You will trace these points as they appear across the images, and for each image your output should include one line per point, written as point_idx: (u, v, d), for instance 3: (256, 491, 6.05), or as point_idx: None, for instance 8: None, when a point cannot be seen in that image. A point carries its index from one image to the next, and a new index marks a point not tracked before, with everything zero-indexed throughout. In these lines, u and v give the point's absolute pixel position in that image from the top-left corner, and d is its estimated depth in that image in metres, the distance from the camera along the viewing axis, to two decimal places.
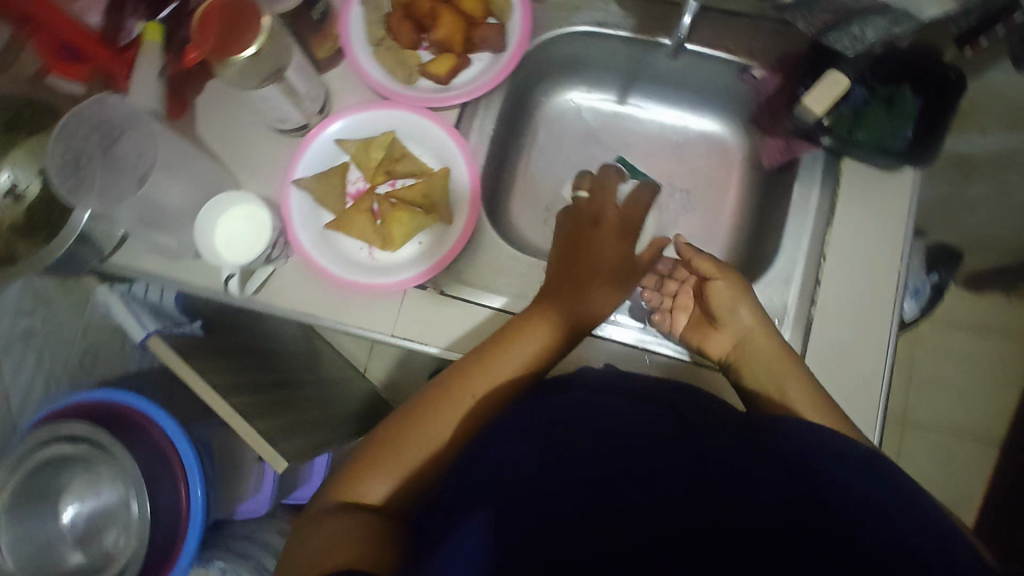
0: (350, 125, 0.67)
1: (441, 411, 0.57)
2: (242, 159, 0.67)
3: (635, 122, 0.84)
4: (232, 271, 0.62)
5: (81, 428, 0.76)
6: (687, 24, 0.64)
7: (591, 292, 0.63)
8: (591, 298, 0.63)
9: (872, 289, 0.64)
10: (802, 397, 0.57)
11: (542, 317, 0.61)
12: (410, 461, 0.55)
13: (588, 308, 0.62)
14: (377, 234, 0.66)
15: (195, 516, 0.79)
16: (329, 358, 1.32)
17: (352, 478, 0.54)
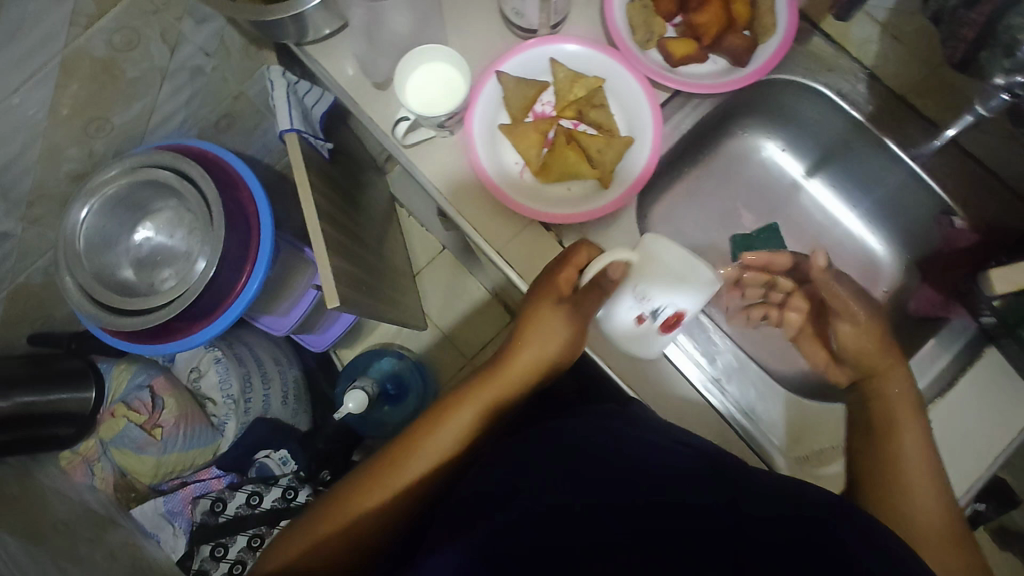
0: (570, 53, 0.68)
1: (388, 469, 0.62)
2: (465, 29, 0.69)
3: (808, 202, 0.82)
4: (406, 115, 0.63)
5: (195, 173, 0.80)
6: (949, 135, 0.64)
7: (550, 353, 0.64)
8: (552, 354, 0.64)
9: (948, 474, 0.61)
10: (916, 447, 0.58)
11: (498, 379, 0.65)
12: (357, 522, 0.60)
13: (551, 361, 0.65)
14: (537, 159, 0.67)
15: (240, 303, 0.81)
16: (397, 243, 1.35)
17: (293, 539, 0.60)
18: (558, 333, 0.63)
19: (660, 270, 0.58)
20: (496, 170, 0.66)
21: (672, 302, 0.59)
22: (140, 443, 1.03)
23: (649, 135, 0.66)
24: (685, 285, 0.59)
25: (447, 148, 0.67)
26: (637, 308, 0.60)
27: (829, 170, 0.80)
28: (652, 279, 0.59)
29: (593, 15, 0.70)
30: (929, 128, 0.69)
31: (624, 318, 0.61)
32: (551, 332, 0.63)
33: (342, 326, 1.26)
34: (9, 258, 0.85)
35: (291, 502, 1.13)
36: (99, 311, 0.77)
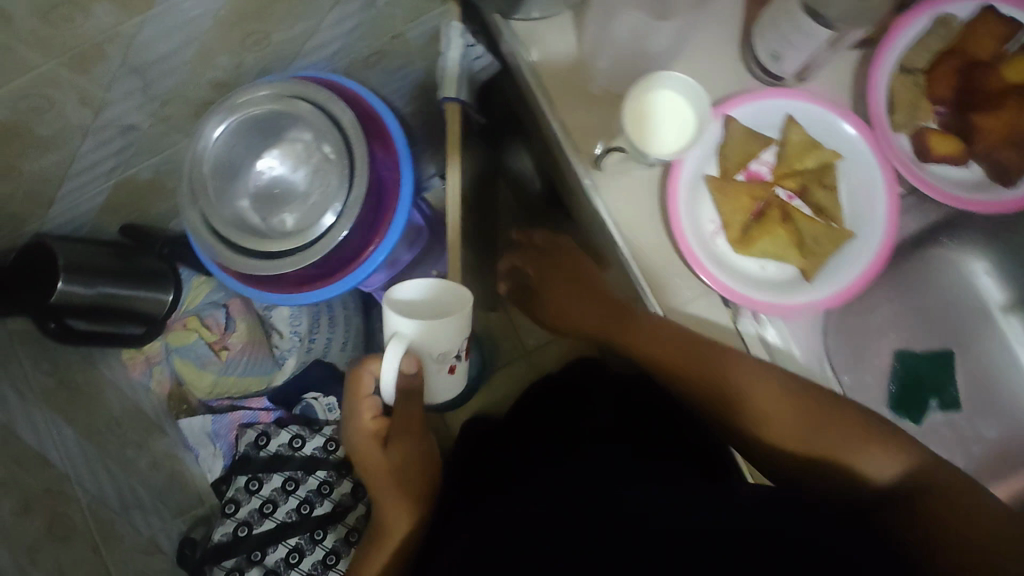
0: (814, 115, 0.58)
1: None
2: (701, 52, 0.59)
3: (993, 340, 0.73)
4: (620, 147, 0.54)
5: (346, 119, 0.74)
6: None
7: (394, 454, 0.66)
8: (397, 454, 0.66)
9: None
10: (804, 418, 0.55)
11: (388, 500, 0.67)
12: None
13: (409, 459, 0.68)
14: (740, 227, 0.57)
15: (362, 270, 0.76)
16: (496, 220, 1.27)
17: None
18: (387, 456, 0.66)
19: (422, 316, 0.58)
20: (688, 226, 0.57)
21: (459, 338, 0.60)
22: (204, 360, 1.04)
23: (879, 234, 0.56)
24: (442, 311, 0.59)
25: (642, 184, 0.59)
26: (443, 363, 0.62)
27: None
28: (432, 338, 0.58)
29: (851, 76, 0.59)
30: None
31: (438, 376, 0.64)
32: (394, 457, 0.67)
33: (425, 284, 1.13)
34: (127, 150, 0.79)
35: (330, 455, 1.05)
36: (222, 248, 0.72)
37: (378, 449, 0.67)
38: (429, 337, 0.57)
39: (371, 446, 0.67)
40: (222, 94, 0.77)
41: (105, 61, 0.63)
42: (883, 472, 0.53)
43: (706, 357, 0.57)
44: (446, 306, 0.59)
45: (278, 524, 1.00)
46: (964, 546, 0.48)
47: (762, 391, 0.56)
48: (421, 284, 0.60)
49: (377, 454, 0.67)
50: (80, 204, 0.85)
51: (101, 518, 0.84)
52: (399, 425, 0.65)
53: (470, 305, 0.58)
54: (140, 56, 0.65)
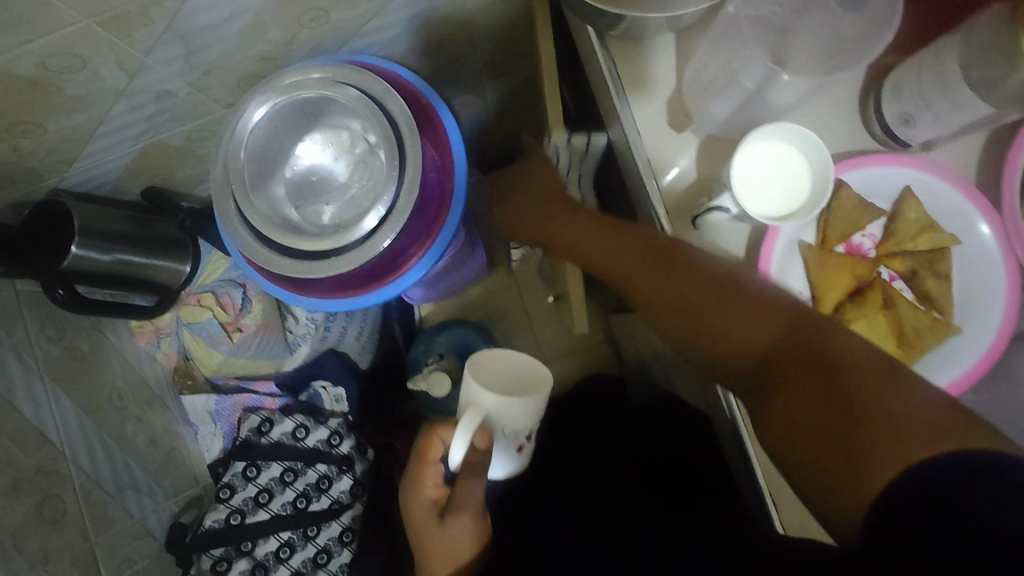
0: (937, 193, 0.51)
1: None
2: (819, 103, 0.52)
3: None
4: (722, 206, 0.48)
5: (401, 114, 0.68)
6: None
7: (448, 530, 0.59)
8: (450, 532, 0.59)
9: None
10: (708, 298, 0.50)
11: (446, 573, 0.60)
12: None
13: (457, 536, 0.59)
14: (833, 305, 0.51)
15: (401, 280, 0.71)
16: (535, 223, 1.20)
17: None
18: (447, 534, 0.59)
19: (497, 385, 0.59)
20: None
21: (531, 420, 0.60)
22: (215, 339, 0.99)
23: (992, 335, 0.50)
24: (519, 383, 0.59)
25: (731, 243, 0.53)
26: (513, 441, 0.61)
27: None
28: (511, 416, 0.58)
29: (984, 150, 0.52)
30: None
31: (506, 454, 0.62)
32: (451, 540, 0.59)
33: (457, 278, 1.08)
34: (159, 115, 0.73)
35: (333, 450, 0.99)
36: (255, 241, 0.66)
37: (436, 527, 0.59)
38: (504, 412, 0.58)
39: (433, 526, 0.60)
40: (270, 69, 0.71)
41: (149, 25, 0.57)
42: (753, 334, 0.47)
43: (621, 267, 0.56)
44: (523, 384, 0.59)
45: (272, 516, 0.95)
46: (822, 418, 0.41)
47: (631, 265, 0.55)
48: (500, 356, 0.62)
49: (443, 535, 0.59)
50: (103, 163, 0.79)
51: (92, 497, 0.80)
52: (461, 496, 0.59)
53: (544, 385, 0.59)
54: (187, 23, 0.58)
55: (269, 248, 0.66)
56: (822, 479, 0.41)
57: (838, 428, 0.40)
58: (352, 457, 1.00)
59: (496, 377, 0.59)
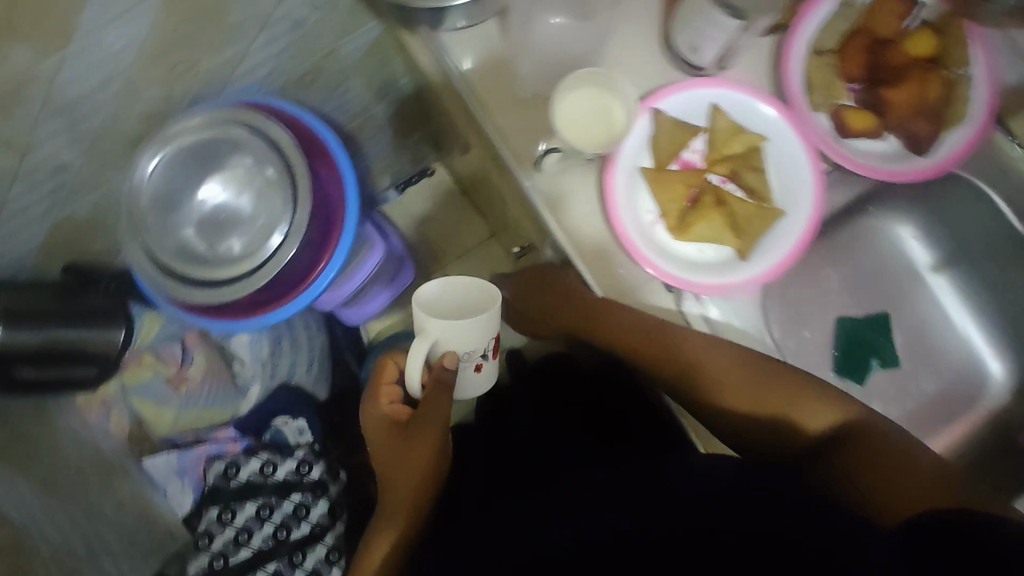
0: (738, 102, 0.60)
1: None
2: (627, 51, 0.61)
3: (926, 297, 0.76)
4: (558, 147, 0.57)
5: (284, 139, 0.74)
6: None
7: (411, 441, 0.63)
8: (411, 444, 0.63)
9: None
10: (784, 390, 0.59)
11: (404, 489, 0.63)
12: None
13: (413, 452, 0.63)
14: (678, 215, 0.60)
15: (315, 287, 0.75)
16: (453, 227, 1.28)
17: None
18: (406, 447, 0.63)
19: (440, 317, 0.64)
20: (627, 217, 0.59)
21: (481, 341, 0.64)
22: (162, 396, 1.04)
23: (807, 209, 0.59)
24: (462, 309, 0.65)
25: (583, 180, 0.60)
26: (470, 362, 0.66)
27: (955, 269, 0.75)
28: (470, 337, 0.63)
29: (768, 59, 0.62)
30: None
31: (468, 376, 0.67)
32: (414, 457, 0.63)
33: (389, 298, 1.14)
34: (60, 189, 0.77)
35: (303, 478, 1.03)
36: (177, 284, 0.72)
37: (397, 443, 0.64)
38: (464, 334, 0.62)
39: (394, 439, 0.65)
40: (156, 124, 0.76)
41: (26, 102, 0.62)
42: (821, 423, 0.58)
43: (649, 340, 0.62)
44: (468, 308, 0.65)
45: (255, 552, 0.98)
46: (892, 481, 0.53)
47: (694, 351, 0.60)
48: (444, 286, 0.65)
49: (410, 451, 0.63)
50: (15, 248, 0.82)
51: (65, 570, 0.81)
52: (426, 417, 0.63)
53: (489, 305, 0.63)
54: (64, 95, 0.64)
55: (192, 291, 0.72)
56: (900, 498, 0.51)
57: (916, 494, 0.51)
58: (324, 480, 1.03)
59: (437, 309, 0.65)
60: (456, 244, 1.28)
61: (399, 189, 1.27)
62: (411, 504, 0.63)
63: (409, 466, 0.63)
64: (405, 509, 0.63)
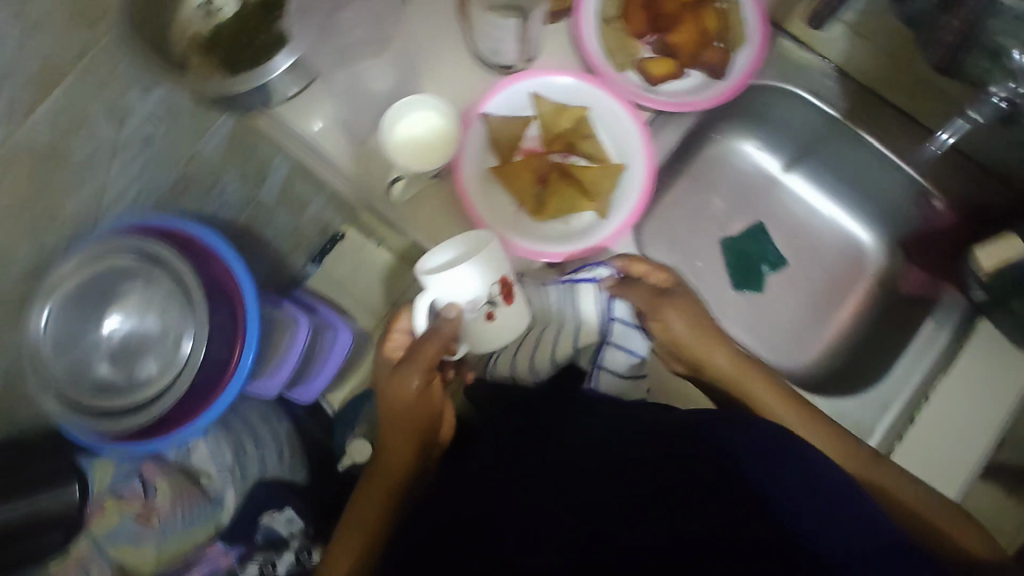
0: (552, 85, 0.66)
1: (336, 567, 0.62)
2: (443, 73, 0.66)
3: (789, 197, 0.83)
4: (401, 175, 0.61)
5: (164, 251, 0.75)
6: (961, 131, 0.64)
7: (396, 388, 0.62)
8: (397, 387, 0.62)
9: (951, 465, 0.65)
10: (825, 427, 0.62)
11: (395, 442, 0.65)
12: None
13: (401, 397, 0.62)
14: (533, 198, 0.65)
15: (238, 376, 0.76)
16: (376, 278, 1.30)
17: None
18: (397, 395, 0.62)
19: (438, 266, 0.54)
20: (490, 214, 0.64)
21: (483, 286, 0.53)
22: (136, 536, 1.00)
23: (640, 157, 0.66)
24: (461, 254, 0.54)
25: (440, 196, 0.65)
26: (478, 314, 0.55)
27: (804, 165, 0.81)
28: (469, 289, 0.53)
29: (567, 40, 0.69)
30: (919, 129, 0.71)
31: (480, 329, 0.57)
32: (406, 401, 0.63)
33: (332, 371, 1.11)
34: None
35: (306, 564, 1.02)
36: (107, 420, 0.74)
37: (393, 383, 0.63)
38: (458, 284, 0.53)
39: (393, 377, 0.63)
40: (37, 277, 0.76)
41: None
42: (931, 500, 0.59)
43: (694, 350, 0.66)
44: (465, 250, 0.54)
45: None
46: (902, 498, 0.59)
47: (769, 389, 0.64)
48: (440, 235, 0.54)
49: (401, 401, 0.62)
50: None
51: None
52: (419, 352, 0.59)
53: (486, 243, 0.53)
54: None
55: (119, 421, 0.73)
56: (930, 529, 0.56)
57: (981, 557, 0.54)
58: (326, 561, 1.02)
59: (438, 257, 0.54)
60: None
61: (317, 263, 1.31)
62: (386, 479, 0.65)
63: (389, 445, 0.65)
64: (380, 485, 0.65)
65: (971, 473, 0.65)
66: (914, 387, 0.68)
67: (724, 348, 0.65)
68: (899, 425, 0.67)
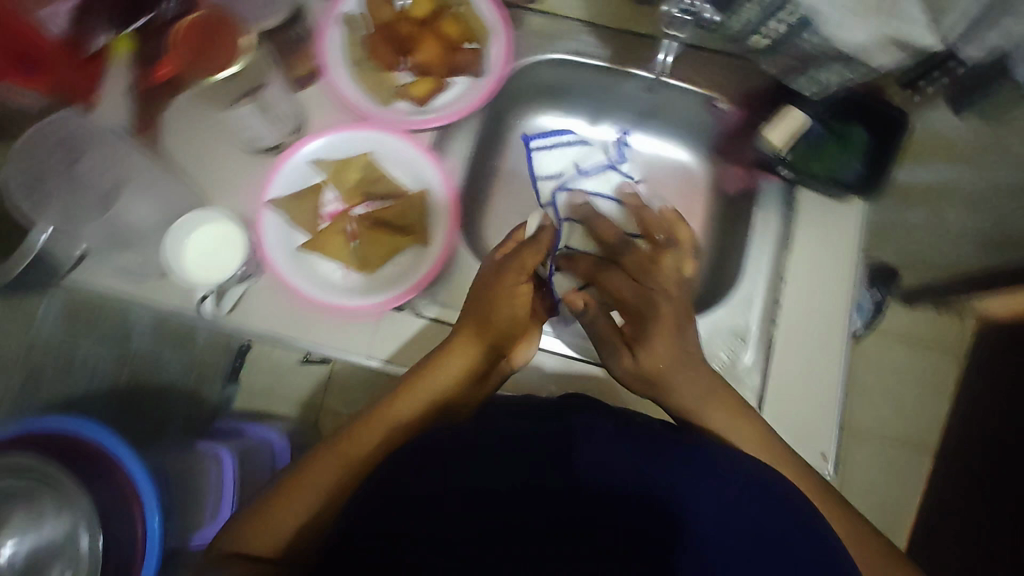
0: (326, 145, 0.67)
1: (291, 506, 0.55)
2: (216, 175, 0.65)
3: (606, 147, 0.86)
4: (207, 291, 0.61)
5: (25, 461, 0.54)
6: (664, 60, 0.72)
7: (497, 307, 0.60)
8: (499, 306, 0.60)
9: (825, 333, 0.69)
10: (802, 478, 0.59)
11: (456, 352, 0.61)
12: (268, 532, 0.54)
13: (495, 318, 0.60)
14: (353, 255, 0.67)
15: (147, 561, 0.55)
16: None
17: (255, 526, 0.54)
18: (495, 313, 0.60)
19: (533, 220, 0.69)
20: (319, 287, 0.65)
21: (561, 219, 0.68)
22: None
23: (437, 178, 0.68)
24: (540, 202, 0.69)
25: (262, 291, 0.64)
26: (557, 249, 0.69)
27: (607, 114, 0.84)
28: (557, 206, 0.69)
29: (326, 97, 0.68)
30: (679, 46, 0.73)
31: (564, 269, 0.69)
32: (503, 318, 0.61)
33: None
34: None
35: None
36: None
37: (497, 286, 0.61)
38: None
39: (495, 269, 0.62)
40: None
41: None
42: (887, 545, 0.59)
43: (675, 389, 0.60)
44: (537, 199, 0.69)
45: None
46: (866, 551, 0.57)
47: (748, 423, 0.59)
48: None
49: (501, 313, 0.60)
50: None
51: None
52: (523, 262, 0.60)
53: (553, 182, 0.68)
54: None
55: None
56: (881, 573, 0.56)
57: None
58: None
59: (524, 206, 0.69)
60: None
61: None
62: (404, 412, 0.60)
63: (461, 343, 0.62)
64: (349, 450, 0.58)
65: (843, 332, 0.69)
66: (768, 275, 0.72)
67: (703, 383, 0.59)
68: (770, 315, 0.70)
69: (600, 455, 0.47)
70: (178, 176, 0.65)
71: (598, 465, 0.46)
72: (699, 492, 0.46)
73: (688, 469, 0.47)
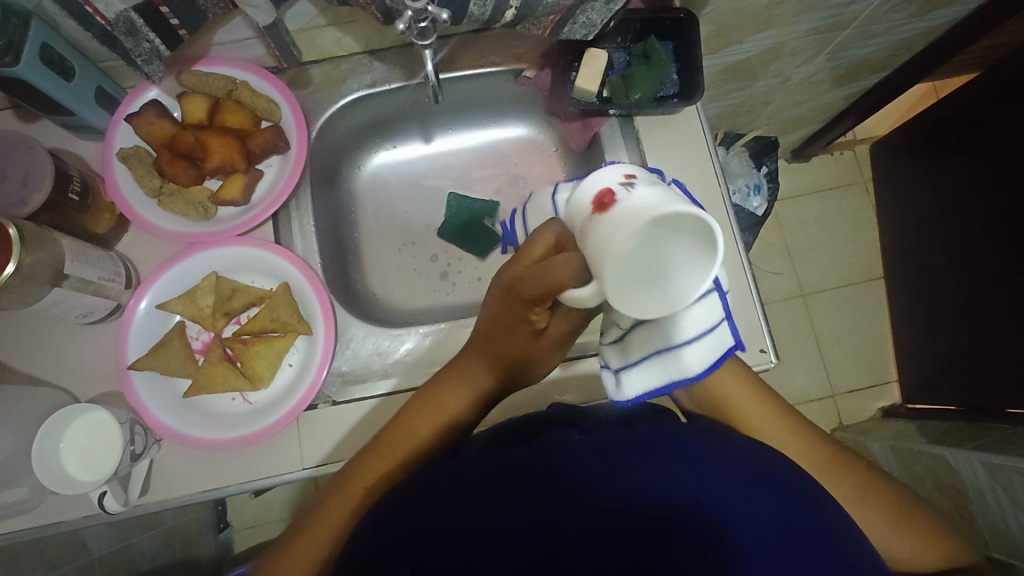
0: (164, 286, 0.64)
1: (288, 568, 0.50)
2: (69, 365, 0.62)
3: (450, 154, 0.85)
4: (103, 489, 0.57)
5: None
6: (433, 70, 0.59)
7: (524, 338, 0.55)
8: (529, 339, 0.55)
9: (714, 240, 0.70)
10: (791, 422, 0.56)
11: (471, 372, 0.58)
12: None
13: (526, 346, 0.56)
14: (242, 377, 0.64)
15: None
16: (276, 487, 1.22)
17: None
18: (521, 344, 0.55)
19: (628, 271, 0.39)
20: (220, 425, 0.62)
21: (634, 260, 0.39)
22: None
23: (289, 265, 0.65)
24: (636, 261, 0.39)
25: (162, 458, 0.61)
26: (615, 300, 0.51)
27: (435, 127, 0.83)
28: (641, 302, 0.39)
29: (146, 239, 0.67)
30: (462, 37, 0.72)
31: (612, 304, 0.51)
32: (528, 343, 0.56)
33: None
34: None
35: None
36: None
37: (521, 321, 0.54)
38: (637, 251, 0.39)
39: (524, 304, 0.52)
40: None
41: None
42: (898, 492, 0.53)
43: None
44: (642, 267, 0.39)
45: None
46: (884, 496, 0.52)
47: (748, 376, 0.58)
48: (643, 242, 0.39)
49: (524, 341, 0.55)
50: None
51: None
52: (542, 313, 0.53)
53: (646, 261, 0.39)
54: None
55: None
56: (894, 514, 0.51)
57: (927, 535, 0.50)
58: None
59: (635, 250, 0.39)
60: (296, 491, 1.24)
61: (226, 524, 1.23)
62: (399, 448, 0.55)
63: (474, 364, 0.59)
64: (346, 500, 0.52)
65: (729, 230, 0.70)
66: None
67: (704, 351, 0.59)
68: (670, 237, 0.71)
69: (584, 456, 0.42)
70: (29, 385, 0.61)
71: (598, 465, 0.42)
72: (702, 479, 0.40)
73: (682, 452, 0.42)
